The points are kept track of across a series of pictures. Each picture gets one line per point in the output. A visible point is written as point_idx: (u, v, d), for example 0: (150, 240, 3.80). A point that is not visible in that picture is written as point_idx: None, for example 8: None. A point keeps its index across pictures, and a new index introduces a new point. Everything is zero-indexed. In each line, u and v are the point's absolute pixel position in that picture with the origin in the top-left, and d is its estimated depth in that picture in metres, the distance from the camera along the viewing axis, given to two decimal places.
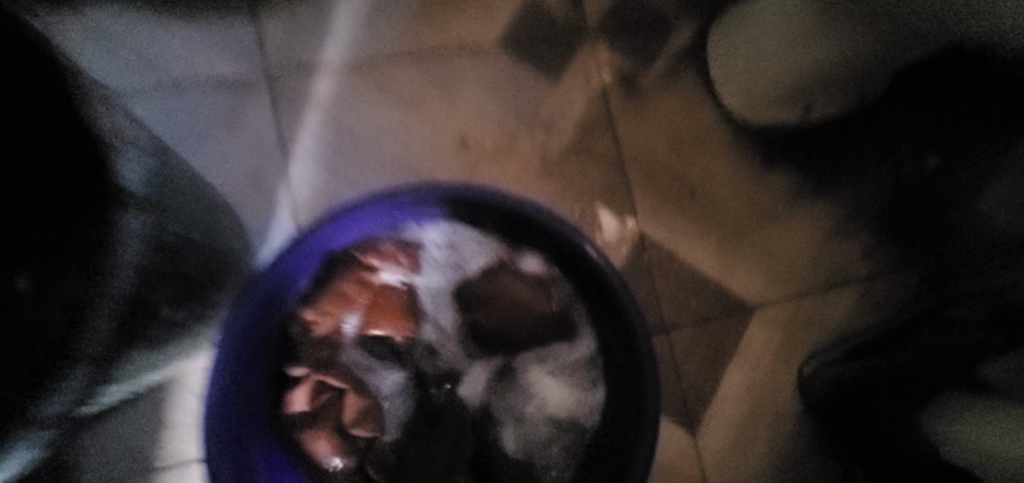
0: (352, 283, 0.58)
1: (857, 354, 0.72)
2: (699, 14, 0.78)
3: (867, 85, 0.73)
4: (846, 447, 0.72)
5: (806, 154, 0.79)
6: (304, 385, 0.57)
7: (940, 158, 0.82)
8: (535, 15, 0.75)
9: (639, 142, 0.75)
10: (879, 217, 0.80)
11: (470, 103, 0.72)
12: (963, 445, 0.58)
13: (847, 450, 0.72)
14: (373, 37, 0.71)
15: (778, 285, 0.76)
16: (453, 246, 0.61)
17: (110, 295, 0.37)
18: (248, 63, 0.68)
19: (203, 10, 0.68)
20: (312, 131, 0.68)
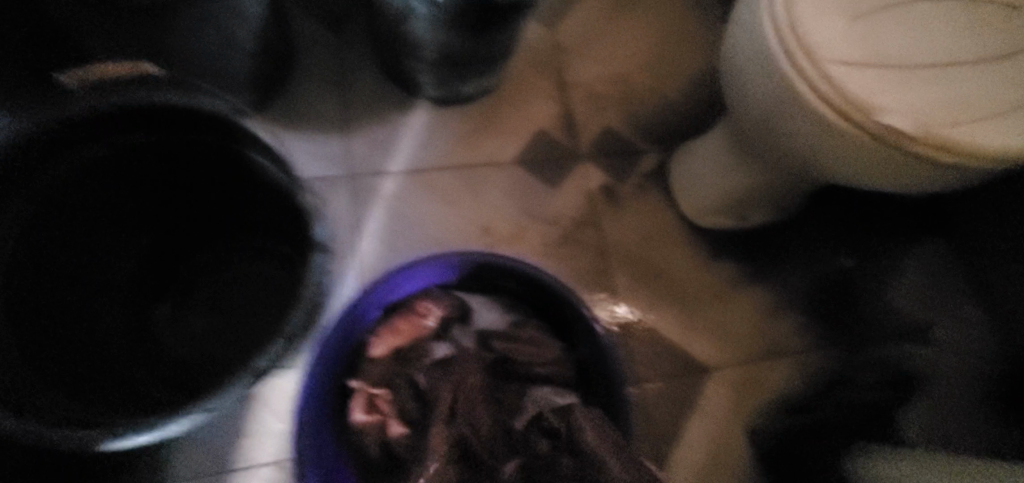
0: (405, 321, 0.80)
1: (796, 409, 0.93)
2: (662, 146, 1.07)
3: (784, 202, 0.99)
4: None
5: (745, 251, 1.03)
6: (358, 395, 0.77)
7: (850, 260, 1.07)
8: (542, 143, 1.03)
9: (618, 236, 1.00)
10: (805, 303, 1.02)
11: (493, 203, 0.98)
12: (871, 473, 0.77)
13: None
14: (426, 154, 0.99)
15: (728, 352, 0.97)
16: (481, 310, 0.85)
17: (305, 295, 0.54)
18: (338, 167, 0.95)
19: (317, 129, 0.96)
20: (378, 216, 0.93)
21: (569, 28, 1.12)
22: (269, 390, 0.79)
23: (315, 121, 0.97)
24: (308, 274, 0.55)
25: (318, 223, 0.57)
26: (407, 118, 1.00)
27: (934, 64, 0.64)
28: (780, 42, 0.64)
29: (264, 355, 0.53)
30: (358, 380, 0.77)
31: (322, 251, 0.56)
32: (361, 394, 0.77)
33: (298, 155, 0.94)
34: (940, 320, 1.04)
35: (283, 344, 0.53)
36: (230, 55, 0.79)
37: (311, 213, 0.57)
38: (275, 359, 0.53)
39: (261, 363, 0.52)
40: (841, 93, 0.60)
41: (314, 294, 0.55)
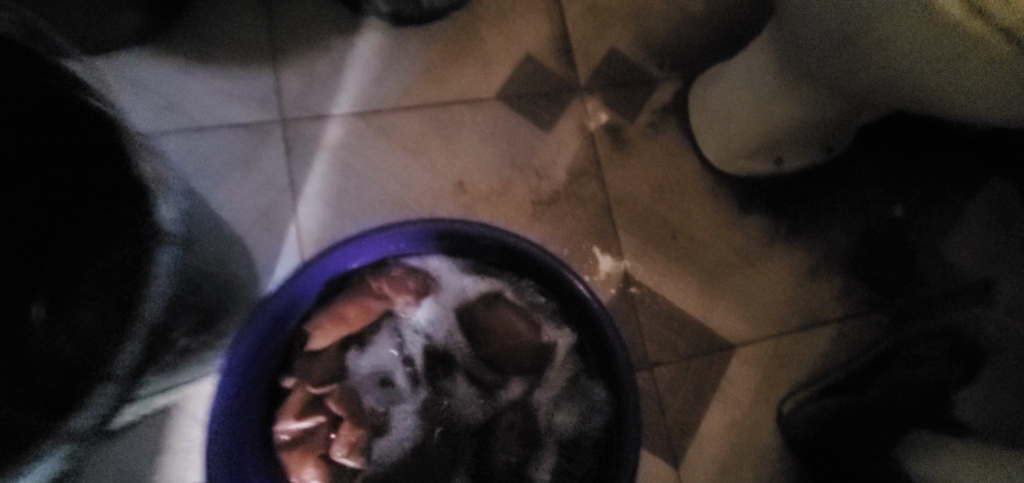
0: (358, 307, 0.62)
1: (833, 391, 0.75)
2: (680, 72, 0.85)
3: (833, 140, 0.80)
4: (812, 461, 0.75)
5: (779, 202, 0.85)
6: (292, 395, 0.61)
7: (904, 208, 0.88)
8: (529, 71, 0.82)
9: (624, 188, 0.81)
10: (849, 262, 0.85)
11: (468, 151, 0.78)
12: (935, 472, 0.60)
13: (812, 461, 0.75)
14: (382, 90, 0.77)
15: (756, 325, 0.80)
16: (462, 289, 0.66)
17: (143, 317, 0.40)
18: (267, 110, 0.74)
19: (232, 61, 0.75)
20: (321, 172, 0.74)
21: None
22: (194, 396, 0.65)
23: (188, 58, 0.74)
24: (147, 286, 0.40)
25: (160, 204, 0.42)
26: (356, 44, 0.78)
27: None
28: None
29: (87, 404, 0.38)
30: (291, 378, 0.61)
31: (166, 244, 0.41)
32: (297, 394, 0.60)
33: (164, 107, 0.73)
34: (1006, 277, 0.88)
35: (116, 389, 0.39)
36: None
37: (149, 183, 0.41)
38: (102, 413, 0.39)
39: (82, 421, 0.38)
40: None
41: (156, 313, 0.40)
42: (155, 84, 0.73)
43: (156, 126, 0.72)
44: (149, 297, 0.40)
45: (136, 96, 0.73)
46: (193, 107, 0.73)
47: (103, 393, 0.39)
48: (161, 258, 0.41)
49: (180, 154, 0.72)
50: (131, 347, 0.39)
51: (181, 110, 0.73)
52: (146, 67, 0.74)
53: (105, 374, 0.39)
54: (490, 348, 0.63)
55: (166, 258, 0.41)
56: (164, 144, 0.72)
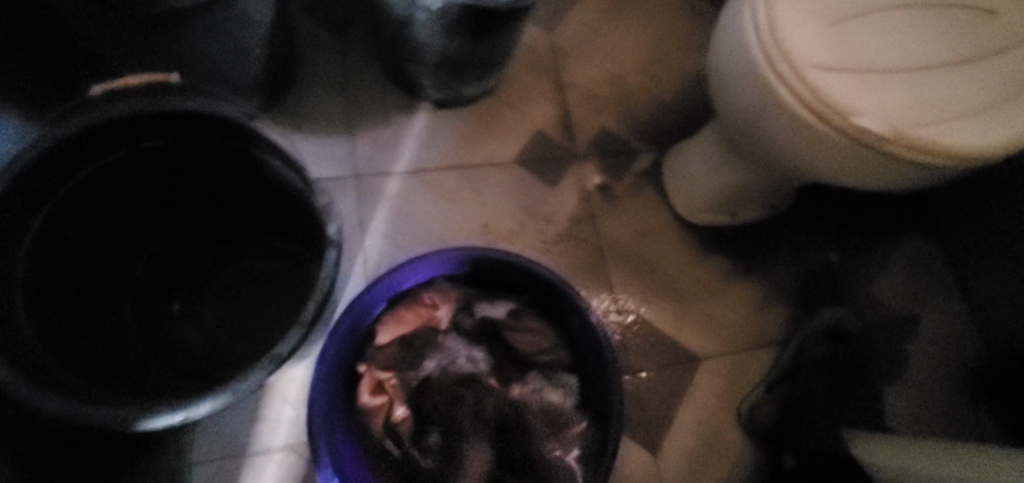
0: (414, 313, 0.84)
1: (787, 378, 0.95)
2: (656, 145, 1.11)
3: (774, 199, 1.03)
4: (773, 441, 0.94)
5: (735, 247, 1.07)
6: (365, 377, 0.81)
7: (839, 254, 1.10)
8: (540, 143, 1.07)
9: (614, 232, 1.04)
10: (795, 296, 1.06)
11: (493, 201, 1.02)
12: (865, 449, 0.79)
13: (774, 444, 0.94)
14: (428, 154, 1.02)
15: (719, 343, 1.00)
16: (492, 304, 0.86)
17: (319, 289, 0.56)
18: (345, 167, 0.99)
19: (321, 132, 1.00)
20: (383, 214, 0.97)
21: (565, 32, 1.15)
22: (284, 379, 0.83)
23: (315, 125, 1.01)
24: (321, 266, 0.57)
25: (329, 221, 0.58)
26: (410, 121, 1.04)
27: (913, 68, 0.68)
28: (760, 47, 0.67)
29: (285, 340, 0.54)
30: (364, 364, 0.81)
31: (334, 245, 0.57)
32: (369, 377, 0.81)
33: (306, 157, 0.98)
34: (925, 311, 1.08)
35: (302, 331, 0.54)
36: (242, 59, 0.83)
37: (323, 210, 0.59)
38: (293, 346, 0.54)
39: (281, 349, 0.54)
40: (819, 95, 0.64)
41: (325, 287, 0.56)
42: (299, 141, 0.99)
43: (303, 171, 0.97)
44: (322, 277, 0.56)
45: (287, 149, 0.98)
46: (327, 158, 0.99)
47: (292, 337, 0.54)
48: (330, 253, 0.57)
49: None
50: (310, 306, 0.55)
51: (318, 160, 0.98)
52: (292, 129, 1.00)
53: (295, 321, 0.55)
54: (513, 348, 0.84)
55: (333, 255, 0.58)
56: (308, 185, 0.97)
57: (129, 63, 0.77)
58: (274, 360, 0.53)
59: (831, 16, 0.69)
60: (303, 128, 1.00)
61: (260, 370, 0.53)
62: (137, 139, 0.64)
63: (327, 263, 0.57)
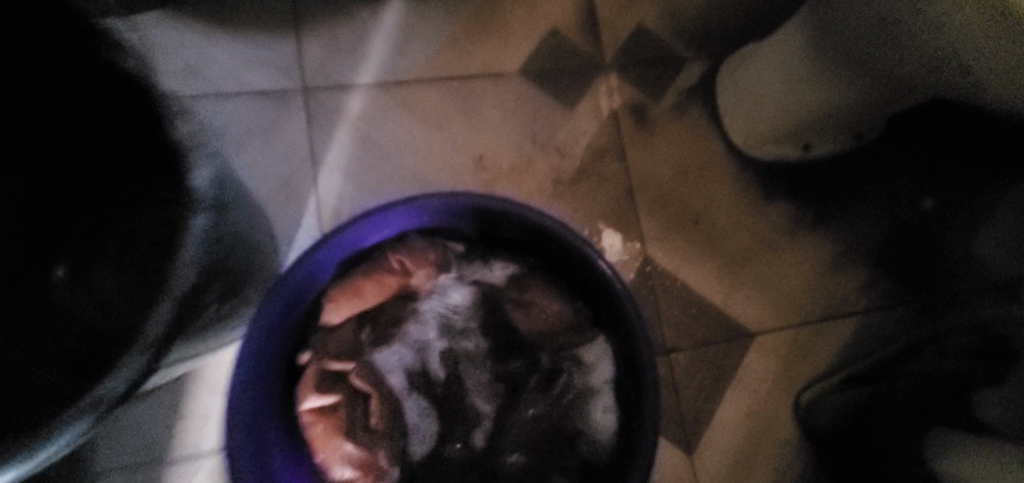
0: (377, 282, 0.62)
1: (859, 380, 0.72)
2: (709, 52, 0.83)
3: (863, 125, 0.77)
4: (849, 461, 0.72)
5: (804, 190, 0.83)
6: (309, 368, 0.61)
7: (935, 200, 0.86)
8: (553, 46, 0.80)
9: (647, 170, 0.79)
10: (876, 254, 0.83)
11: (489, 127, 0.77)
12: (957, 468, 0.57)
13: (849, 462, 0.72)
14: (402, 61, 0.76)
15: (776, 314, 0.79)
16: (484, 267, 0.65)
17: (176, 282, 0.39)
18: (289, 79, 0.73)
19: (255, 30, 0.74)
20: (341, 144, 0.73)
21: None
22: (212, 362, 0.65)
23: (248, 21, 0.74)
24: (181, 248, 0.40)
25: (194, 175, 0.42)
26: (379, 15, 0.77)
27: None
28: None
29: (125, 363, 0.38)
30: (307, 352, 0.62)
31: (201, 212, 0.41)
32: (313, 369, 0.61)
33: (236, 65, 0.73)
34: None
35: (150, 352, 0.38)
36: None
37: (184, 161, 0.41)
38: (137, 374, 0.38)
39: (115, 384, 0.38)
40: None
41: (191, 278, 0.40)
42: (225, 43, 0.73)
43: (232, 86, 0.72)
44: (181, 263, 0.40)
45: (209, 54, 0.73)
46: (264, 66, 0.73)
47: (138, 355, 0.38)
48: (194, 223, 0.40)
49: (251, 113, 0.72)
50: (165, 309, 0.39)
51: (252, 69, 0.73)
52: (216, 26, 0.74)
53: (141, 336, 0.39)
54: (513, 330, 0.63)
55: (201, 225, 0.41)
56: (239, 104, 0.72)
57: None
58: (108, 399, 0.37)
59: None
60: (232, 26, 0.74)
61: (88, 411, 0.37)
62: None
63: (189, 241, 0.40)
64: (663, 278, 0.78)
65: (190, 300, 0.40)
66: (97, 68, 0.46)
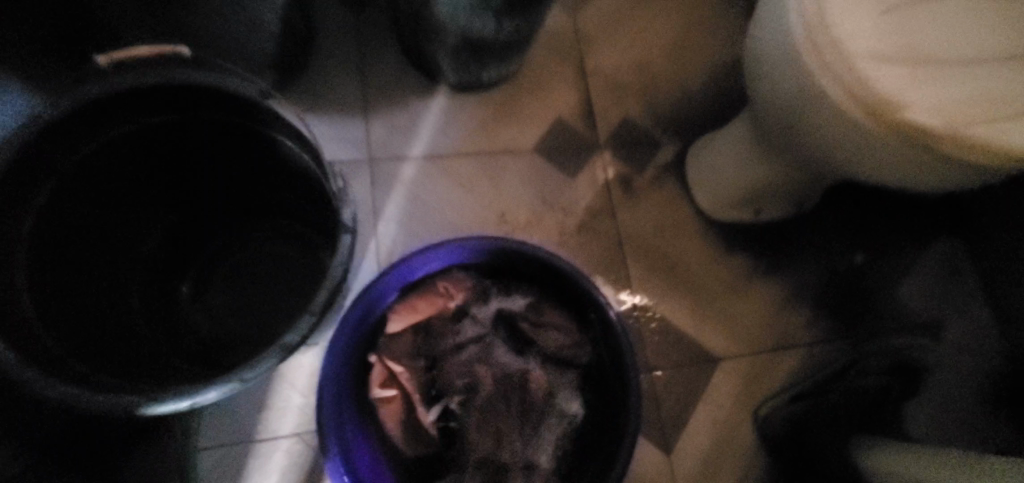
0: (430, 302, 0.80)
1: (800, 396, 0.92)
2: (680, 137, 1.07)
3: (801, 196, 1.00)
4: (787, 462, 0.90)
5: (758, 245, 1.04)
6: (377, 367, 0.79)
7: (865, 256, 1.07)
8: (560, 131, 1.04)
9: (632, 225, 1.01)
10: (817, 297, 1.03)
11: (510, 191, 0.99)
12: (874, 462, 0.77)
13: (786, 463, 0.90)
14: (445, 140, 0.99)
15: (738, 343, 0.98)
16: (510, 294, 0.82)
17: (332, 275, 0.53)
18: (359, 151, 0.96)
19: (334, 114, 0.97)
20: (396, 201, 0.94)
21: (590, 16, 1.11)
22: (292, 365, 0.83)
23: (329, 107, 0.97)
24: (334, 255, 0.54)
25: (344, 205, 0.56)
26: (427, 105, 1.01)
27: (974, 59, 0.63)
28: (804, 33, 0.62)
29: (295, 328, 0.52)
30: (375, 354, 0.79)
31: (348, 231, 0.55)
32: (380, 368, 0.78)
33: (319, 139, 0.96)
34: (950, 319, 1.05)
35: (314, 319, 0.52)
36: (256, 34, 0.80)
37: (337, 194, 0.56)
38: (305, 333, 0.52)
39: (291, 338, 0.51)
40: (868, 87, 0.59)
41: (340, 273, 0.54)
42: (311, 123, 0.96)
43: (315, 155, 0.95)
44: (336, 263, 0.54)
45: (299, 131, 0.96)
46: (340, 141, 0.96)
47: (304, 324, 0.52)
48: (345, 238, 0.54)
49: None
50: (323, 294, 0.53)
51: (331, 143, 0.96)
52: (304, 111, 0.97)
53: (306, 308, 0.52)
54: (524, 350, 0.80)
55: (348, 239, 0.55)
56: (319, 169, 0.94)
57: (139, 31, 0.75)
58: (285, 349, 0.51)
59: None
60: (317, 110, 0.97)
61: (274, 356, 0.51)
62: (142, 114, 0.61)
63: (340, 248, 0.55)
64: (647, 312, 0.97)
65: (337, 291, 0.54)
66: (256, 145, 0.66)
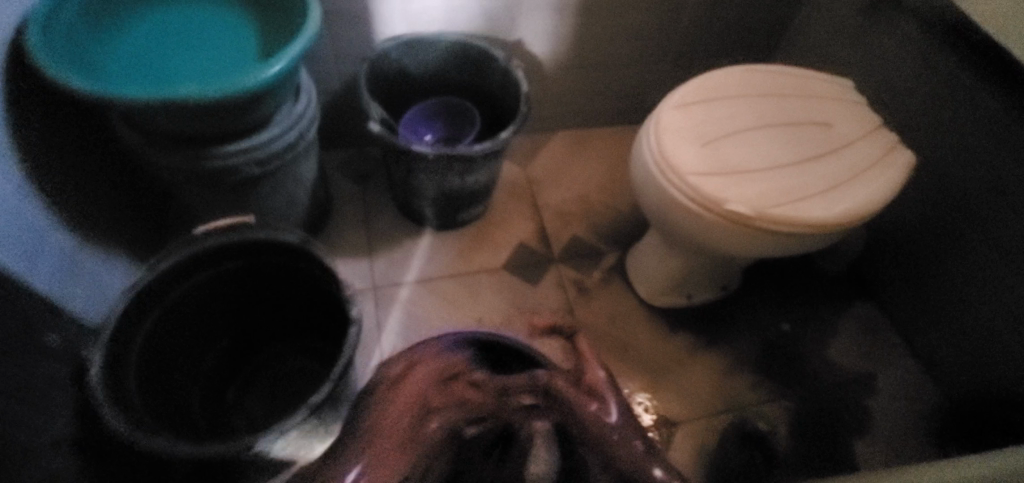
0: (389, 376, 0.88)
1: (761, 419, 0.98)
2: (619, 246, 1.35)
3: (718, 280, 1.24)
4: None
5: (695, 323, 1.25)
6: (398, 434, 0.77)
7: (789, 324, 1.27)
8: (523, 251, 1.32)
9: (589, 317, 1.24)
10: (755, 363, 1.21)
11: (487, 301, 1.24)
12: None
13: None
14: (431, 267, 1.28)
15: (691, 408, 1.15)
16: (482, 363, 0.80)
17: (347, 352, 0.80)
18: (365, 282, 1.24)
19: (344, 255, 1.27)
20: (396, 317, 1.20)
21: (537, 166, 1.47)
22: None
23: (341, 251, 1.28)
24: (347, 339, 0.81)
25: (354, 305, 0.84)
26: (416, 243, 1.31)
27: (775, 165, 0.92)
28: (655, 164, 0.93)
29: (320, 389, 0.76)
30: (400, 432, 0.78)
31: (356, 322, 0.82)
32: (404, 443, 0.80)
33: None
34: (880, 371, 1.22)
35: (333, 383, 0.77)
36: (290, 206, 1.13)
37: (350, 298, 0.84)
38: (327, 392, 0.76)
39: (318, 394, 0.76)
40: (696, 191, 0.89)
41: (351, 351, 0.80)
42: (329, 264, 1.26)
43: None
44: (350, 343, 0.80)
45: None
46: (351, 276, 1.24)
47: (325, 387, 0.77)
48: (354, 329, 0.81)
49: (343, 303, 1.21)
50: (339, 365, 0.78)
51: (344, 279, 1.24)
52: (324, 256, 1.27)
53: (328, 376, 0.78)
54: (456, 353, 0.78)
55: (356, 330, 0.82)
56: None
57: (210, 212, 1.07)
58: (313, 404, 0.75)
59: (707, 136, 0.95)
60: (333, 254, 1.27)
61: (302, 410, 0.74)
62: (221, 263, 0.90)
63: (350, 335, 0.81)
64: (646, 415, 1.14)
65: (349, 364, 0.80)
66: (296, 278, 0.94)
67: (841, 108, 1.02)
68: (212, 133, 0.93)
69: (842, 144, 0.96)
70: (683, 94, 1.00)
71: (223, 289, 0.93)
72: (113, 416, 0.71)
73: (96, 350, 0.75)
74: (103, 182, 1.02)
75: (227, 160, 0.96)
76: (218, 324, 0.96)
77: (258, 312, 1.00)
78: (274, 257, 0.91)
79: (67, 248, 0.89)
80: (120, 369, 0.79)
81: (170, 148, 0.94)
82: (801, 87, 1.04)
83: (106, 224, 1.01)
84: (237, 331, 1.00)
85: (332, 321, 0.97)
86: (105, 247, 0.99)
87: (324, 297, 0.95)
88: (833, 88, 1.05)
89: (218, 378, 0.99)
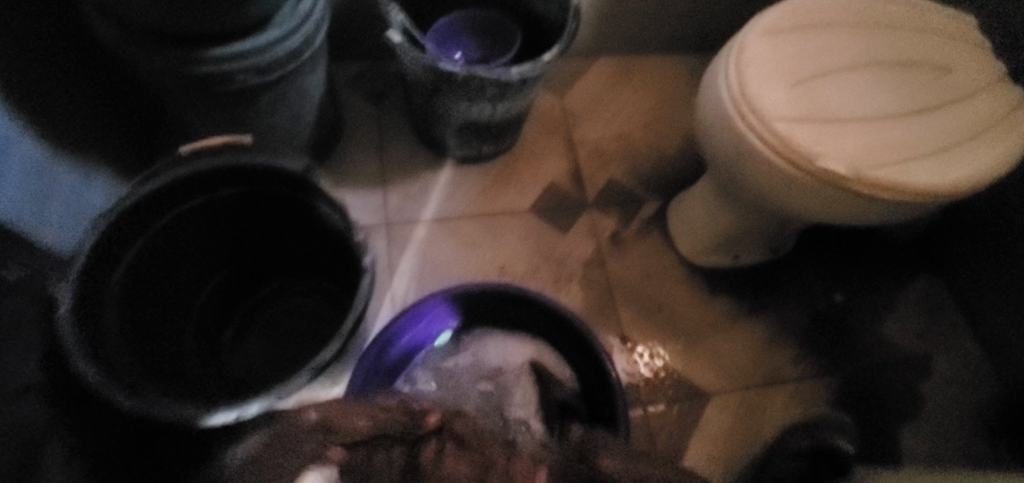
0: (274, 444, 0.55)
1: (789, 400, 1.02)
2: (660, 195, 1.20)
3: (772, 243, 1.09)
4: None
5: (739, 288, 1.13)
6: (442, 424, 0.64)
7: (842, 295, 1.14)
8: (553, 193, 1.18)
9: (620, 273, 1.12)
10: (800, 335, 1.10)
11: (510, 246, 1.12)
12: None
13: None
14: (451, 204, 1.15)
15: (727, 378, 1.06)
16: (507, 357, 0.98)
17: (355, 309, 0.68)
18: (377, 216, 1.12)
19: (355, 184, 1.14)
20: (411, 257, 1.09)
21: (575, 95, 1.29)
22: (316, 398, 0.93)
23: (352, 179, 1.15)
24: (357, 291, 0.69)
25: (365, 252, 0.72)
26: (435, 176, 1.17)
27: (879, 115, 0.75)
28: (732, 102, 0.77)
29: (326, 348, 0.66)
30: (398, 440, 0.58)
31: (368, 271, 0.70)
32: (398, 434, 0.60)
33: None
34: (938, 353, 1.11)
35: (339, 342, 0.67)
36: (295, 124, 0.99)
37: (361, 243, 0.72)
38: (335, 352, 0.66)
39: (323, 355, 0.66)
40: (782, 140, 0.73)
41: (362, 305, 0.69)
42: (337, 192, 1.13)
43: None
44: (360, 297, 0.69)
45: None
46: (362, 208, 1.12)
47: (330, 348, 0.66)
48: (364, 281, 0.70)
49: None
50: (347, 324, 0.67)
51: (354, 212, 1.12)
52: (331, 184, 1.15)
53: (336, 332, 0.67)
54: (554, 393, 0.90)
55: (366, 281, 0.70)
56: None
57: (204, 126, 0.93)
58: (314, 366, 0.65)
59: (798, 73, 0.77)
60: (343, 182, 1.14)
61: (303, 372, 0.65)
62: (214, 189, 0.78)
63: (362, 287, 0.70)
64: (653, 371, 1.05)
65: (360, 319, 0.69)
66: (299, 212, 0.82)
67: (963, 47, 0.82)
68: (199, 29, 0.77)
69: (962, 94, 0.78)
70: (772, 18, 0.81)
71: (218, 218, 0.82)
72: (81, 365, 0.62)
73: (63, 284, 0.64)
74: (79, 84, 0.88)
75: (218, 66, 0.80)
76: (213, 255, 0.87)
77: (258, 245, 0.90)
78: (274, 186, 0.78)
79: (36, 160, 0.77)
80: (99, 305, 0.70)
81: (152, 46, 0.79)
82: (916, 17, 0.84)
83: (84, 133, 0.88)
84: (236, 264, 0.91)
85: (343, 261, 0.86)
86: (81, 160, 0.87)
87: (331, 237, 0.83)
88: (959, 23, 0.85)
89: (216, 314, 0.91)
